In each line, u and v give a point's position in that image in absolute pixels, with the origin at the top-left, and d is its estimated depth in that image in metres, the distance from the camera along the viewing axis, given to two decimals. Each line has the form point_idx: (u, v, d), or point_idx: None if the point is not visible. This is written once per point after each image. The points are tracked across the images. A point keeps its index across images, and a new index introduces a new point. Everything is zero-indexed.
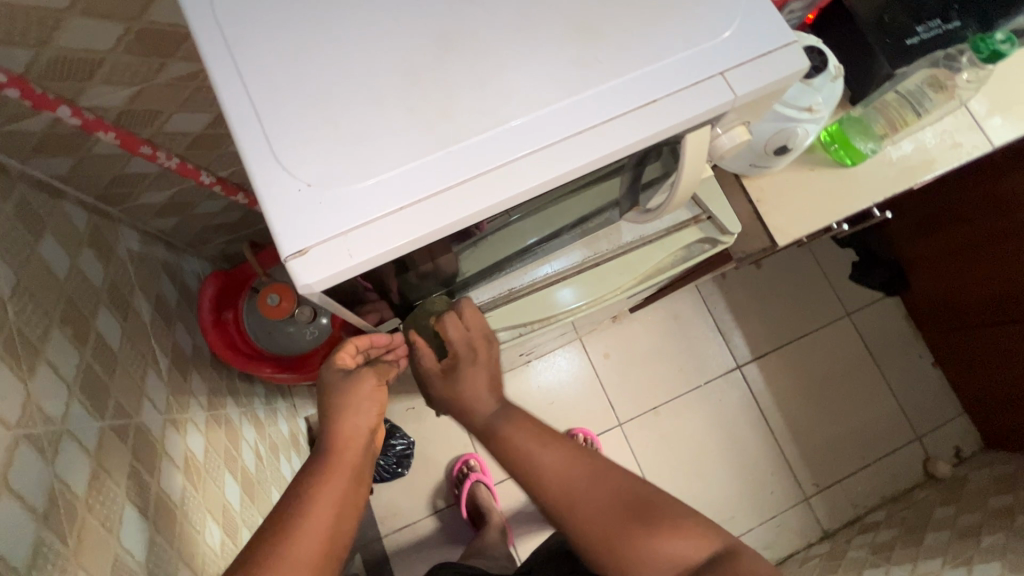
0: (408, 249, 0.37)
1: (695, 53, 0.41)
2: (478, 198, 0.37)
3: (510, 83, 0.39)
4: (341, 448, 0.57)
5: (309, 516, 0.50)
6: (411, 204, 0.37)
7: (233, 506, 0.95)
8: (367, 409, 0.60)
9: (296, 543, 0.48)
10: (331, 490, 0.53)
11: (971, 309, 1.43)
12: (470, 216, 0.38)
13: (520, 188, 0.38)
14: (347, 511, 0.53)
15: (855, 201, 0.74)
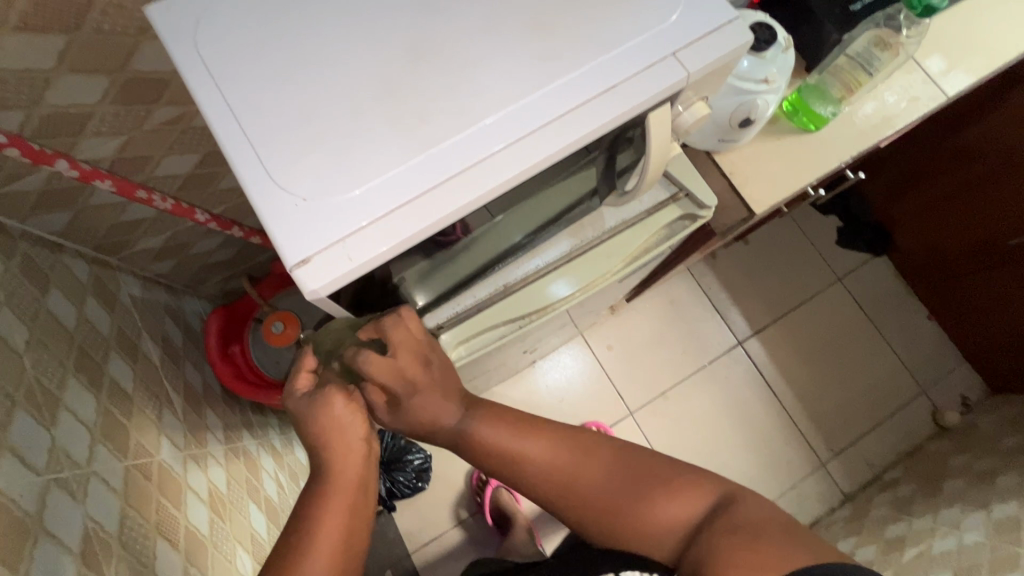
0: (402, 248, 0.40)
1: (647, 38, 0.44)
2: (464, 192, 0.40)
3: (480, 85, 0.42)
4: (337, 468, 0.56)
5: (313, 541, 0.51)
6: (401, 206, 0.40)
7: (260, 535, 0.96)
8: (351, 425, 0.57)
9: (309, 556, 0.51)
10: (336, 512, 0.54)
11: (959, 258, 1.46)
12: (459, 210, 0.40)
13: (501, 178, 0.40)
14: (355, 526, 0.55)
15: (824, 163, 0.77)
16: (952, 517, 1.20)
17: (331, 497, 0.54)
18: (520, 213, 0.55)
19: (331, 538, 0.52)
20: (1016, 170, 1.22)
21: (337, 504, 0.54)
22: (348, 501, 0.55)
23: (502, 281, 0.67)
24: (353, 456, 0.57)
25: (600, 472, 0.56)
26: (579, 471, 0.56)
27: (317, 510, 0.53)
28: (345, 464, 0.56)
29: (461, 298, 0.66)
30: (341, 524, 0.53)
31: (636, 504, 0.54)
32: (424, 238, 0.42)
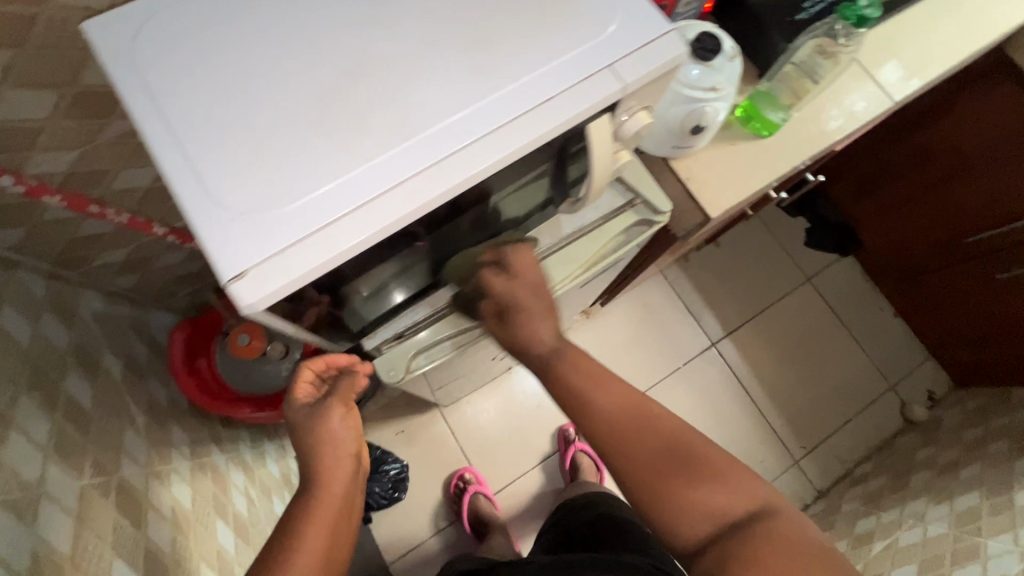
0: (342, 259, 0.40)
1: (584, 51, 0.45)
2: (404, 204, 0.41)
3: (419, 97, 0.43)
4: (327, 480, 0.57)
5: (302, 549, 0.51)
6: (340, 218, 0.40)
7: (229, 551, 0.94)
8: (344, 440, 0.60)
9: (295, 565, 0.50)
10: (322, 516, 0.54)
11: (920, 257, 1.50)
12: (399, 222, 0.41)
13: (442, 189, 0.41)
14: (339, 540, 0.55)
15: (778, 168, 0.79)
16: (918, 509, 1.22)
17: (316, 501, 0.55)
18: (470, 225, 0.56)
19: (317, 549, 0.52)
20: (969, 171, 1.27)
21: (324, 509, 0.55)
22: (333, 506, 0.55)
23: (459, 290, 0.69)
24: (344, 461, 0.59)
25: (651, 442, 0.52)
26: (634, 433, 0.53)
27: (302, 521, 0.53)
28: (334, 467, 0.58)
29: (420, 307, 0.67)
30: (326, 529, 0.54)
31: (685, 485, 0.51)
32: (365, 250, 0.43)
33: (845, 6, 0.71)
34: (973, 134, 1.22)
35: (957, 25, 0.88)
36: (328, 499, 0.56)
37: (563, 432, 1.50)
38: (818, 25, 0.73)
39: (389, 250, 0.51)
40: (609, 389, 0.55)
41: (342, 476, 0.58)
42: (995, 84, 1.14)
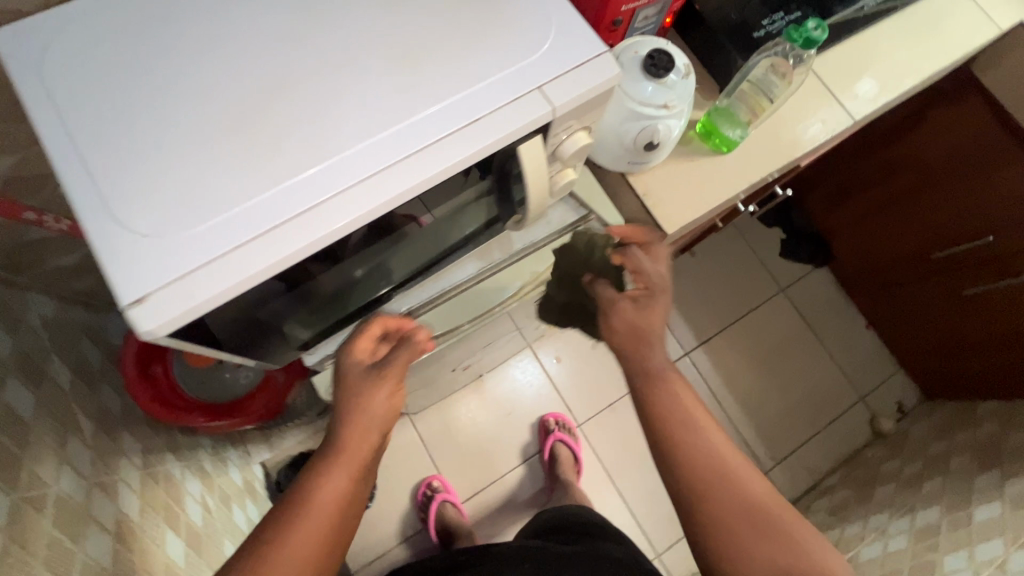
0: (252, 283, 0.39)
1: (514, 71, 0.44)
2: (318, 227, 0.40)
3: (339, 116, 0.42)
4: (347, 444, 0.53)
5: (307, 515, 0.49)
6: (250, 241, 0.39)
7: (178, 564, 0.92)
8: (373, 406, 0.55)
9: (298, 529, 0.48)
10: (331, 492, 0.50)
11: (891, 270, 1.51)
12: (314, 245, 0.40)
13: (356, 213, 0.40)
14: (349, 507, 0.51)
15: (735, 185, 0.79)
16: (880, 523, 1.24)
17: (329, 473, 0.51)
18: (402, 239, 0.55)
19: (322, 516, 0.49)
20: (935, 187, 1.27)
21: (336, 485, 0.51)
22: (348, 482, 0.51)
23: (406, 304, 0.66)
24: (374, 434, 0.54)
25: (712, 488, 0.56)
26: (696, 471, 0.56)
27: (313, 484, 0.50)
28: (359, 438, 0.53)
29: (364, 322, 0.65)
30: (334, 506, 0.50)
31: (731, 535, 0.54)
32: (279, 272, 0.41)
33: (791, 29, 0.70)
34: (939, 152, 1.23)
35: (919, 46, 0.88)
36: (343, 473, 0.51)
37: (545, 423, 1.49)
38: (770, 46, 0.74)
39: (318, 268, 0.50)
40: (696, 426, 0.58)
41: (367, 450, 0.53)
42: (955, 103, 1.14)
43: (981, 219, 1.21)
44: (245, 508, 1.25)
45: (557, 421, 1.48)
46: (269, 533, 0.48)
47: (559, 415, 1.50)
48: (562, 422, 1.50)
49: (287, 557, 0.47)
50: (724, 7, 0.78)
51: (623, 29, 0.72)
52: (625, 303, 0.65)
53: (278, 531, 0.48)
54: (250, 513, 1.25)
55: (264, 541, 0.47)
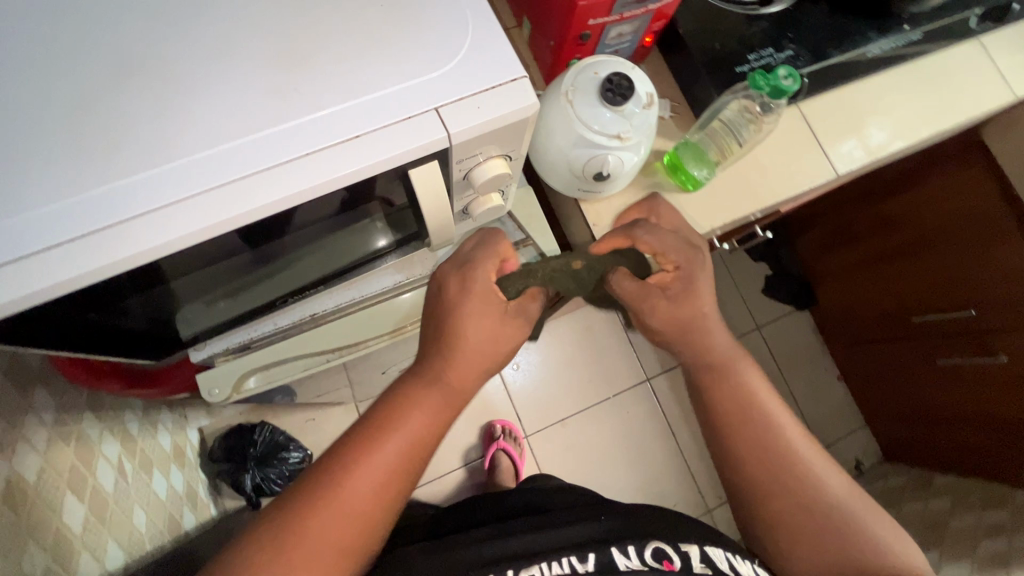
0: (71, 288, 0.36)
1: (409, 86, 0.39)
2: (156, 235, 0.37)
3: (195, 114, 0.38)
4: (443, 368, 0.53)
5: (399, 424, 0.51)
6: (65, 243, 0.35)
7: (73, 530, 0.88)
8: (482, 332, 0.54)
9: (391, 434, 0.51)
10: (416, 422, 0.52)
11: (868, 325, 1.46)
12: (152, 251, 0.37)
13: (196, 227, 0.37)
14: (434, 427, 0.53)
15: (694, 229, 0.73)
16: None
17: (417, 404, 0.52)
18: (293, 254, 0.52)
19: (413, 427, 0.52)
20: (925, 249, 1.22)
21: (421, 417, 0.52)
22: (433, 416, 0.53)
23: (309, 312, 0.63)
24: (475, 372, 0.55)
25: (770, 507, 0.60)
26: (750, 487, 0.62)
27: (409, 397, 0.53)
28: (458, 375, 0.54)
29: (261, 325, 0.62)
30: (414, 437, 0.51)
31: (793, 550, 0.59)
32: (111, 278, 0.38)
33: (756, 73, 0.66)
34: (936, 213, 1.17)
35: (932, 99, 0.79)
36: (430, 407, 0.53)
37: (492, 429, 1.46)
38: (739, 87, 0.69)
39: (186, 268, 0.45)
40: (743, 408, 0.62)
41: (461, 386, 0.54)
42: (960, 166, 1.08)
43: (965, 291, 1.15)
44: (170, 474, 1.23)
45: (504, 429, 1.45)
46: (370, 427, 0.52)
47: (507, 422, 1.48)
48: (509, 430, 1.47)
49: (361, 473, 0.49)
50: (710, 32, 0.72)
51: (593, 38, 0.66)
52: (658, 298, 0.60)
53: (358, 447, 0.50)
54: (173, 481, 1.23)
55: (346, 451, 0.50)
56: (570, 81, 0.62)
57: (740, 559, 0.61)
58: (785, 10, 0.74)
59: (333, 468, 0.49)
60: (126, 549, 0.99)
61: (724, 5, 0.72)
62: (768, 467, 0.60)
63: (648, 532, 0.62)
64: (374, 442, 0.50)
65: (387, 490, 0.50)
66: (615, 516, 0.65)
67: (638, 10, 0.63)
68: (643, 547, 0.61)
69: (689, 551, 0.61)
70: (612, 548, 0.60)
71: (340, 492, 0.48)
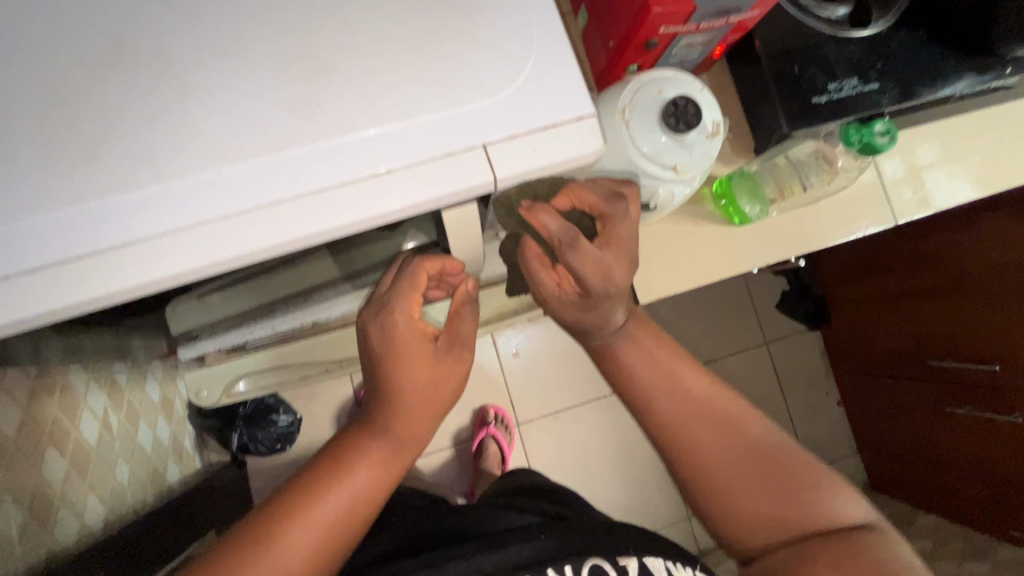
0: (43, 322, 0.31)
1: (452, 117, 0.33)
2: (144, 270, 0.32)
3: (193, 126, 0.32)
4: (400, 411, 0.44)
5: (347, 477, 0.41)
6: (38, 270, 0.31)
7: (52, 485, 0.86)
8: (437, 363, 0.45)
9: (334, 489, 0.41)
10: (363, 481, 0.42)
11: (880, 359, 1.42)
12: (141, 286, 0.32)
13: (192, 265, 0.32)
14: (382, 484, 0.43)
15: (731, 265, 0.69)
16: None
17: (363, 458, 0.43)
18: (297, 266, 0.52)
19: (361, 481, 0.42)
20: (956, 297, 1.15)
21: (370, 470, 0.42)
22: (381, 474, 0.43)
23: (312, 317, 0.58)
24: (429, 420, 0.45)
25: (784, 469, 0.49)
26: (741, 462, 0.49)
27: (360, 443, 0.43)
28: (408, 424, 0.45)
29: (258, 329, 0.57)
30: (360, 500, 0.41)
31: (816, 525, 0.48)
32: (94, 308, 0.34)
33: (851, 125, 0.64)
34: (975, 261, 1.10)
35: (1004, 155, 0.74)
36: (378, 463, 0.43)
37: (484, 414, 1.43)
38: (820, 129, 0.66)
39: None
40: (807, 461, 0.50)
41: (414, 439, 0.45)
42: (1017, 218, 1.01)
43: (992, 345, 1.09)
44: (155, 425, 1.20)
45: (496, 416, 1.42)
46: (308, 477, 0.41)
47: (500, 409, 1.44)
48: (500, 416, 1.44)
49: (289, 548, 0.38)
50: (792, 50, 0.63)
51: (660, 46, 0.58)
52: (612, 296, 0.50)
53: (285, 515, 0.39)
54: (159, 432, 1.21)
55: (277, 511, 0.39)
56: (628, 97, 0.54)
57: (681, 567, 0.56)
58: (878, 34, 0.65)
59: (249, 545, 0.38)
60: (104, 504, 0.98)
61: (809, 20, 0.64)
62: (714, 456, 0.49)
63: (587, 543, 0.54)
64: (314, 496, 0.40)
65: (325, 557, 0.40)
66: (556, 529, 0.55)
67: (718, 22, 0.54)
68: (580, 567, 0.52)
69: (628, 567, 0.53)
70: (548, 569, 0.51)
71: (264, 557, 0.37)
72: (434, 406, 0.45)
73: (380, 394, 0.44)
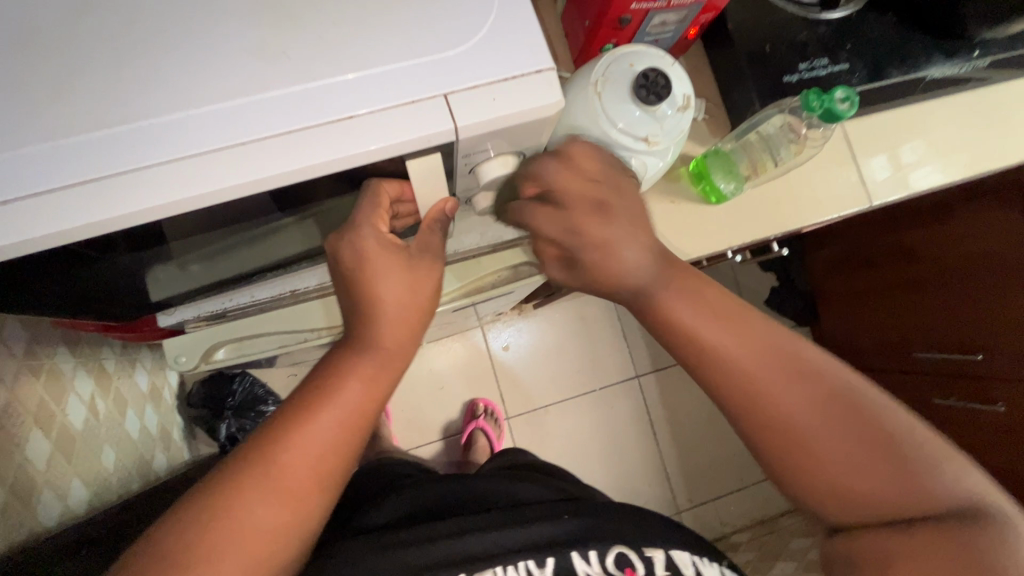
0: (21, 253, 0.33)
1: (415, 66, 0.35)
2: (118, 204, 0.33)
3: (165, 69, 0.33)
4: (381, 330, 0.46)
5: (336, 393, 0.44)
6: (16, 201, 0.32)
7: (35, 466, 0.86)
8: (409, 285, 0.47)
9: (325, 406, 0.44)
10: (353, 396, 0.45)
11: (869, 353, 1.42)
12: (117, 221, 0.33)
13: (165, 200, 0.33)
14: (372, 396, 0.46)
15: (708, 242, 0.70)
16: None
17: (352, 376, 0.45)
18: (265, 240, 0.51)
19: (352, 395, 0.45)
20: (940, 287, 1.16)
21: (357, 385, 0.45)
22: (371, 386, 0.46)
23: (290, 287, 0.61)
24: (413, 334, 0.48)
25: (881, 438, 0.45)
26: (837, 439, 0.46)
27: (344, 361, 0.46)
28: (394, 337, 0.47)
29: (237, 295, 0.60)
30: (353, 414, 0.45)
31: (909, 496, 0.45)
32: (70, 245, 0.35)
33: (811, 91, 0.59)
34: (957, 250, 1.11)
35: (978, 137, 0.75)
36: (366, 376, 0.45)
37: (473, 407, 1.44)
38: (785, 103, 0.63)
39: (161, 233, 0.42)
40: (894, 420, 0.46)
41: (400, 352, 0.47)
42: (995, 207, 1.02)
43: (974, 334, 1.10)
44: (143, 413, 1.20)
45: (485, 408, 1.43)
46: (301, 397, 0.45)
47: (489, 402, 1.45)
48: (489, 409, 1.45)
49: (292, 461, 0.42)
50: (764, 31, 0.65)
51: (632, 24, 0.60)
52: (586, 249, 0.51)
53: (280, 431, 0.43)
54: (147, 421, 1.21)
55: (274, 430, 0.43)
56: (601, 71, 0.55)
57: (707, 562, 0.57)
58: (847, 16, 0.67)
59: (251, 459, 0.42)
60: (90, 488, 0.98)
61: (780, 2, 0.66)
62: (789, 408, 0.46)
63: (612, 533, 0.57)
64: (308, 413, 0.43)
65: (326, 467, 0.43)
66: (582, 513, 0.59)
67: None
68: (605, 552, 0.55)
69: (653, 556, 0.56)
70: (571, 553, 0.54)
71: (270, 470, 0.42)
72: (413, 323, 0.48)
73: (357, 334, 0.47)
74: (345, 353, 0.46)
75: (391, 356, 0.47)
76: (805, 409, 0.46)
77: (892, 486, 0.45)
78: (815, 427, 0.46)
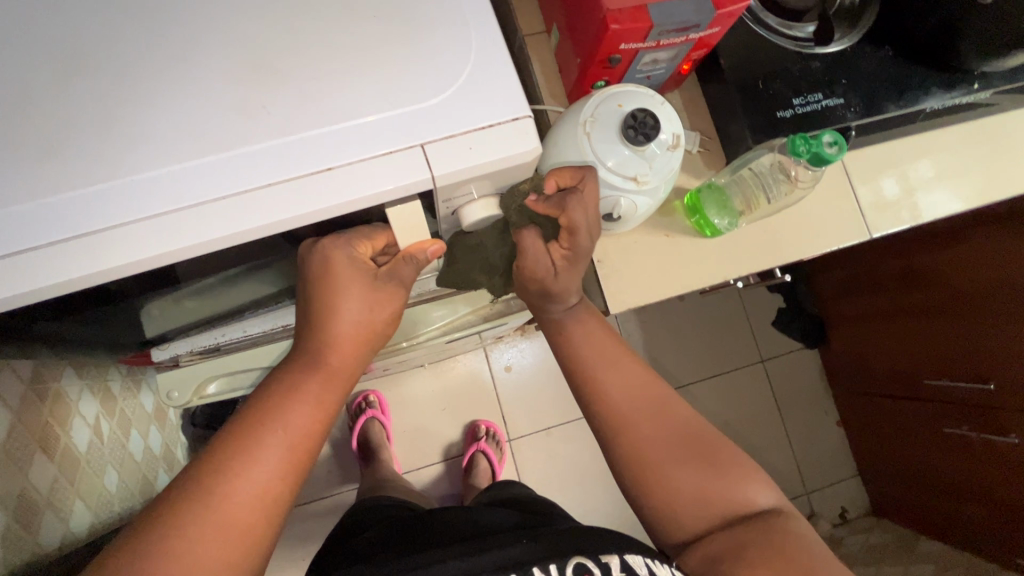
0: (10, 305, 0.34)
1: (393, 119, 0.35)
2: (106, 259, 0.34)
3: (149, 126, 0.34)
4: (329, 349, 0.46)
5: (284, 416, 0.43)
6: (7, 257, 0.33)
7: (38, 489, 0.87)
8: (363, 303, 0.46)
9: (271, 428, 0.43)
10: (299, 417, 0.44)
11: (879, 377, 1.39)
12: (103, 273, 0.34)
13: (149, 253, 0.34)
14: (320, 415, 0.45)
15: (704, 275, 0.69)
16: None
17: (297, 396, 0.45)
18: (254, 278, 0.51)
19: (299, 416, 0.44)
20: (953, 314, 1.13)
21: (304, 404, 0.44)
22: (319, 405, 0.45)
23: (281, 322, 0.62)
24: (361, 351, 0.48)
25: (709, 451, 0.53)
26: (682, 459, 0.52)
27: (290, 381, 0.45)
28: (341, 355, 0.47)
29: (229, 330, 0.61)
30: (299, 435, 0.44)
31: (734, 500, 0.51)
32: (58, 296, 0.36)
33: (797, 136, 0.59)
34: (969, 276, 1.08)
35: (983, 166, 0.74)
36: (315, 396, 0.45)
37: (475, 428, 1.42)
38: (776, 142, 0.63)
39: (150, 280, 0.42)
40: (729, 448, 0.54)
41: (346, 368, 0.47)
42: (1011, 233, 0.99)
43: (988, 363, 1.07)
44: (147, 433, 1.21)
45: (487, 430, 1.41)
46: (242, 419, 0.43)
47: (491, 424, 1.43)
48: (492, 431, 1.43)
49: (239, 491, 0.40)
50: (758, 66, 0.65)
51: (623, 62, 0.60)
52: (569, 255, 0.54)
53: (222, 464, 0.41)
54: (150, 441, 1.22)
55: (219, 458, 0.41)
56: (590, 110, 0.56)
57: (661, 564, 0.50)
58: (842, 50, 0.67)
59: (187, 496, 0.39)
60: (92, 510, 0.99)
61: (774, 37, 0.66)
62: (646, 430, 0.53)
63: (572, 544, 0.50)
64: (255, 438, 0.42)
65: (273, 495, 0.42)
66: (544, 536, 0.52)
67: (677, 38, 0.56)
68: (564, 568, 0.48)
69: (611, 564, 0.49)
70: (533, 569, 0.48)
71: (213, 503, 0.39)
72: (369, 342, 0.49)
73: (310, 356, 0.46)
74: (295, 374, 0.46)
75: (340, 377, 0.47)
76: (655, 433, 0.53)
77: (722, 493, 0.51)
78: (669, 444, 0.53)
